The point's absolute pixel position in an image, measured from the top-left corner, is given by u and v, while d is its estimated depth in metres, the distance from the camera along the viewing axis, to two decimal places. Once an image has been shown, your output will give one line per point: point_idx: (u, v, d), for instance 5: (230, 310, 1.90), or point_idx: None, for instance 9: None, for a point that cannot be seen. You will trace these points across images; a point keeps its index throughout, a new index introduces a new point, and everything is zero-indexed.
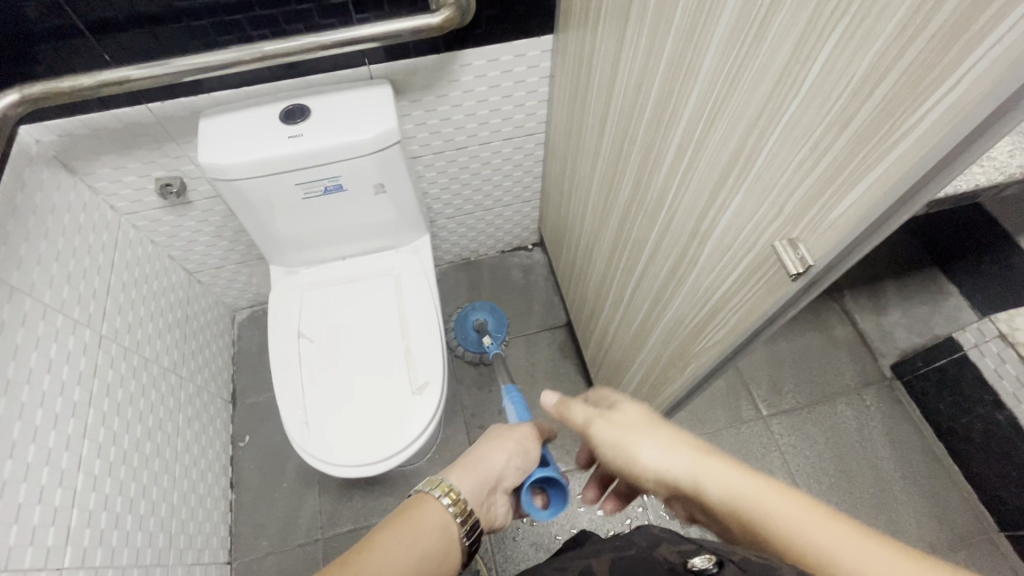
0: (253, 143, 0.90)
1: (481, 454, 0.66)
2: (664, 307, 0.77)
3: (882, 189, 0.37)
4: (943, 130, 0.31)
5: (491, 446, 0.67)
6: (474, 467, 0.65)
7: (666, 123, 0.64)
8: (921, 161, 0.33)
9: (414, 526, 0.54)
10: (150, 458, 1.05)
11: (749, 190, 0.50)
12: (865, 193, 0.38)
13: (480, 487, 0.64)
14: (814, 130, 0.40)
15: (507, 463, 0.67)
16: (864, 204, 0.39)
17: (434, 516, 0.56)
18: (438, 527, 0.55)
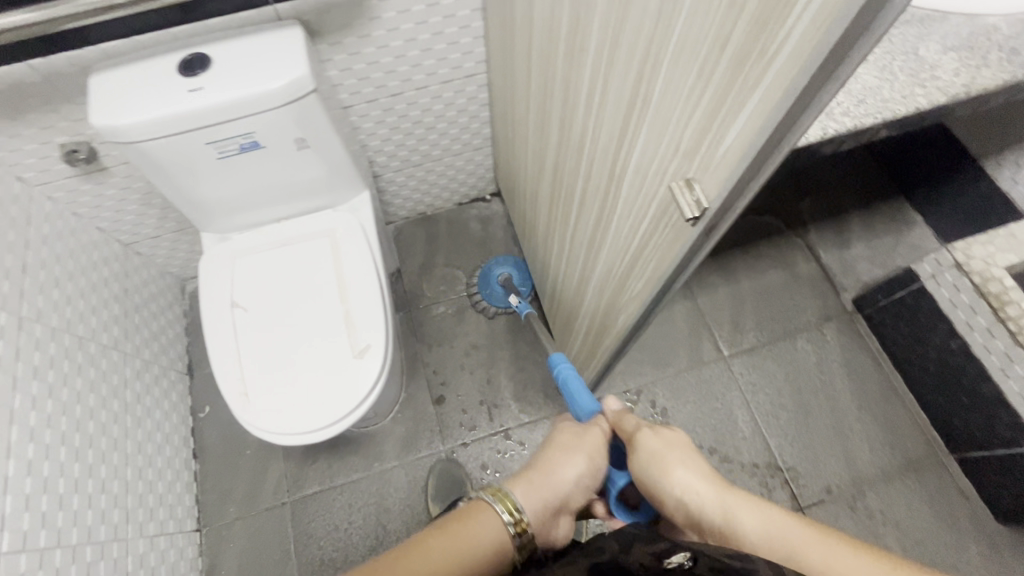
0: (147, 99, 0.82)
1: (547, 469, 0.63)
2: (596, 258, 0.73)
3: (758, 120, 0.32)
4: (810, 44, 0.27)
5: (559, 462, 0.64)
6: (545, 482, 0.62)
7: (577, 54, 0.58)
8: (792, 82, 0.29)
9: (455, 538, 0.52)
10: (96, 437, 1.03)
11: (651, 125, 0.45)
12: (747, 122, 0.33)
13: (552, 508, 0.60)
14: (700, 51, 0.35)
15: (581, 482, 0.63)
16: (743, 139, 0.34)
17: (483, 534, 0.53)
18: (483, 549, 0.52)
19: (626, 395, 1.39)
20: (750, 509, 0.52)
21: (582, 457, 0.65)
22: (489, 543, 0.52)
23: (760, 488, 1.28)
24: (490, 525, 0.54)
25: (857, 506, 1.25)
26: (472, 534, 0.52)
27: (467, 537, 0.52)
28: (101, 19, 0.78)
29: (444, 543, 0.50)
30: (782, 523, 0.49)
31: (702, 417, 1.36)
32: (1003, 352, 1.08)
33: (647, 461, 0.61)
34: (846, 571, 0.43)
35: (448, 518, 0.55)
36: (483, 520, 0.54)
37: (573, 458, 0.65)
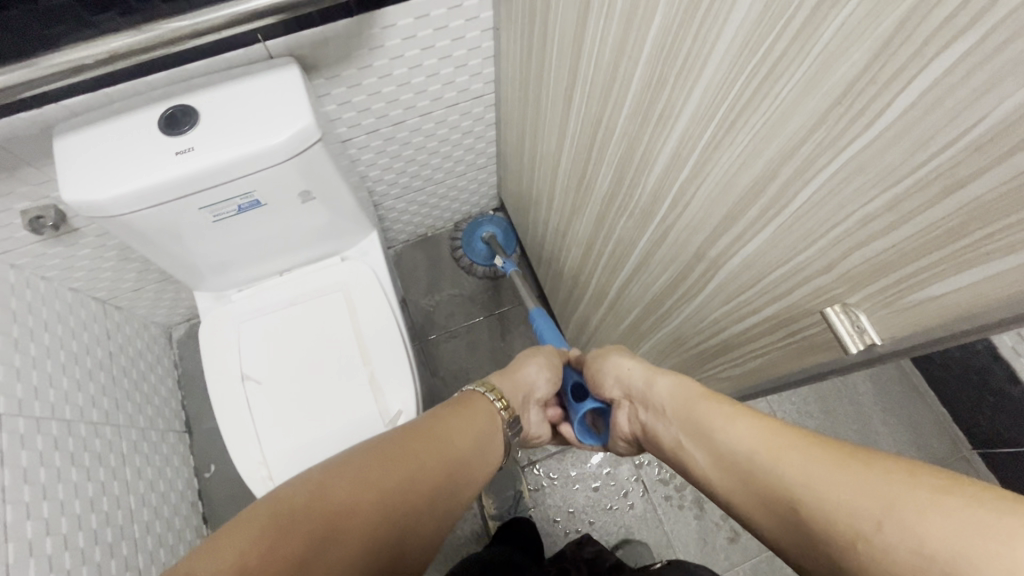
0: (130, 167, 0.71)
1: (517, 365, 0.74)
2: (661, 319, 0.67)
3: (1004, 281, 0.27)
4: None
5: (526, 360, 0.74)
6: (515, 376, 0.72)
7: (654, 121, 0.50)
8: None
9: (469, 414, 0.64)
10: (101, 529, 0.94)
11: (784, 229, 0.39)
12: (999, 274, 0.28)
13: (516, 396, 0.70)
14: (896, 183, 0.29)
15: (542, 379, 0.73)
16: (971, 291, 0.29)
17: (488, 412, 0.66)
18: (490, 423, 0.65)
19: None
20: (664, 374, 0.62)
21: (547, 362, 0.74)
22: (493, 419, 0.65)
23: None
24: (491, 405, 0.67)
25: None
26: (480, 412, 0.65)
27: (477, 413, 0.64)
28: (64, 82, 0.66)
29: (461, 420, 0.62)
30: (688, 382, 0.59)
31: None
32: None
33: (594, 360, 0.71)
34: (721, 413, 0.52)
35: (455, 399, 0.66)
36: (485, 401, 0.67)
37: (539, 359, 0.74)
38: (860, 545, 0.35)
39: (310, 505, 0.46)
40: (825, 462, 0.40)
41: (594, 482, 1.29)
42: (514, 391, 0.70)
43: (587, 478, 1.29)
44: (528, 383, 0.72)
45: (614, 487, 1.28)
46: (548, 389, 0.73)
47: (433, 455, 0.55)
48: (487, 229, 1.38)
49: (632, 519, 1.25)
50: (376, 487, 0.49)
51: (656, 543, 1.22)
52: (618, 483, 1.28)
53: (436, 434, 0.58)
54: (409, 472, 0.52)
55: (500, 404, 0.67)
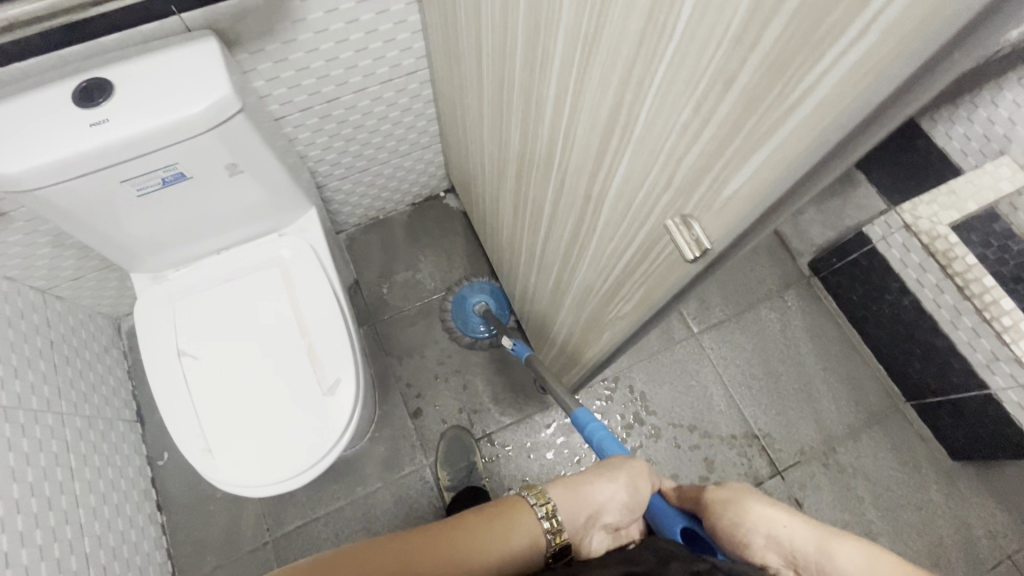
0: (44, 140, 0.71)
1: (586, 478, 0.60)
2: (573, 271, 0.70)
3: (773, 169, 0.30)
4: (847, 96, 0.24)
5: (599, 475, 0.60)
6: (582, 494, 0.58)
7: (538, 68, 0.53)
8: (821, 135, 0.26)
9: (500, 531, 0.53)
10: (42, 515, 0.93)
11: (635, 152, 0.41)
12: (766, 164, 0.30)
13: (580, 520, 0.57)
14: (695, 87, 0.32)
15: (615, 500, 0.58)
16: (758, 184, 0.31)
17: (526, 532, 0.54)
18: (524, 547, 0.53)
19: (605, 383, 1.39)
20: (841, 538, 0.46)
21: (625, 483, 0.59)
22: (532, 541, 0.54)
23: (740, 459, 1.32)
24: (533, 524, 0.55)
25: (829, 462, 1.32)
26: (518, 530, 0.54)
27: (511, 530, 0.54)
28: None
29: (486, 536, 0.52)
30: (882, 554, 0.44)
31: (679, 396, 1.38)
32: (951, 305, 1.14)
33: (723, 508, 0.53)
34: None
35: (497, 506, 0.56)
36: (527, 516, 0.55)
37: (617, 474, 0.60)
38: None
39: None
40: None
41: (548, 451, 1.32)
42: (576, 511, 0.57)
43: (541, 448, 1.32)
44: (599, 502, 0.58)
45: (568, 454, 1.31)
46: (621, 517, 0.58)
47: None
48: (476, 300, 1.37)
49: None
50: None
51: None
52: (571, 450, 1.31)
53: (449, 558, 0.49)
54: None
55: (546, 525, 0.55)
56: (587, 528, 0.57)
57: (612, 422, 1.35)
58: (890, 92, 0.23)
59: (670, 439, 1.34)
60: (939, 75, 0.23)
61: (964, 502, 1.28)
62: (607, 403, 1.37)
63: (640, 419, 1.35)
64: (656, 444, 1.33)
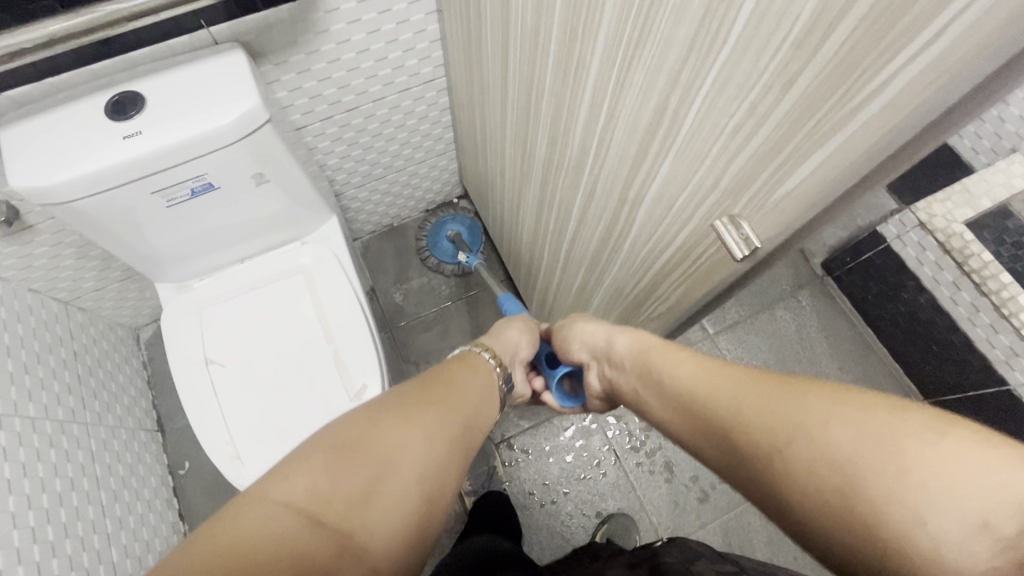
0: (79, 152, 0.72)
1: (501, 328, 0.77)
2: (601, 273, 0.71)
3: (835, 166, 0.31)
4: (918, 97, 0.25)
5: (509, 325, 0.77)
6: (502, 338, 0.75)
7: (572, 76, 0.54)
8: (889, 131, 0.27)
9: (467, 370, 0.63)
10: (71, 524, 0.94)
11: (678, 156, 0.42)
12: (827, 162, 0.31)
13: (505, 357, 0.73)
14: (750, 91, 0.33)
15: (523, 339, 0.77)
16: (818, 180, 0.32)
17: (485, 370, 0.66)
18: (487, 382, 0.65)
19: None
20: (624, 331, 0.66)
21: (525, 326, 0.78)
22: (489, 375, 0.66)
23: None
24: (487, 364, 0.67)
25: None
26: (480, 371, 0.65)
27: (477, 370, 0.64)
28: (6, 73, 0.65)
29: (463, 372, 0.62)
30: (649, 337, 0.62)
31: None
32: (968, 302, 1.15)
33: (563, 329, 0.75)
34: (818, 419, 0.39)
35: (454, 360, 0.65)
36: (481, 359, 0.67)
37: (525, 328, 0.79)
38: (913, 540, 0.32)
39: (351, 453, 0.44)
40: (756, 401, 0.44)
41: (567, 454, 1.32)
42: (502, 349, 0.73)
43: (560, 451, 1.32)
44: (515, 344, 0.76)
45: (588, 457, 1.31)
46: (527, 349, 0.77)
47: (452, 413, 0.54)
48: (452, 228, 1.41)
49: (605, 487, 1.28)
50: (409, 442, 0.47)
51: (630, 507, 1.26)
52: (591, 453, 1.31)
53: (450, 392, 0.57)
54: (434, 426, 0.50)
55: (493, 361, 0.69)
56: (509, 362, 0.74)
57: (630, 424, 1.33)
58: (968, 85, 0.24)
59: None
60: (1011, 71, 0.24)
61: None
62: None
63: None
64: None
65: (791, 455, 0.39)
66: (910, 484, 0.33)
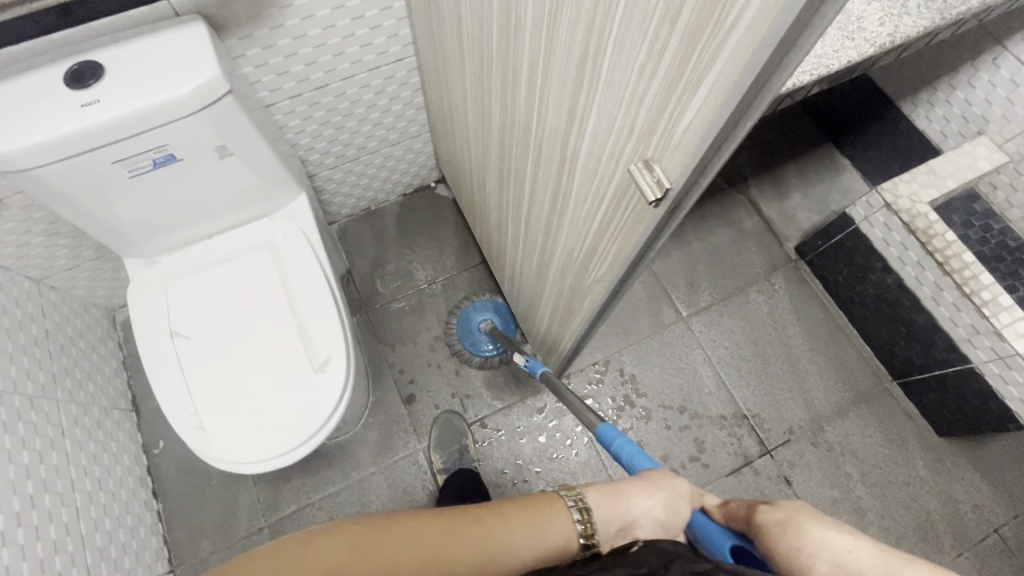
0: (34, 120, 0.72)
1: (625, 486, 0.59)
2: (555, 241, 0.72)
3: (716, 100, 0.31)
4: (767, 21, 0.26)
5: (639, 486, 0.59)
6: (623, 508, 0.56)
7: (513, 37, 0.55)
8: (751, 61, 0.28)
9: (532, 528, 0.50)
10: (38, 496, 0.95)
11: (600, 106, 0.43)
12: (709, 95, 0.32)
13: (617, 530, 0.55)
14: (647, 26, 0.33)
15: (659, 511, 0.57)
16: (704, 118, 0.33)
17: (556, 533, 0.51)
18: (555, 548, 0.50)
19: (595, 367, 1.41)
20: (910, 564, 0.44)
21: (670, 495, 0.58)
22: (565, 543, 0.51)
23: (730, 439, 1.34)
24: (568, 527, 0.52)
25: (817, 441, 1.34)
26: (548, 539, 0.50)
27: (541, 532, 0.50)
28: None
29: (524, 529, 0.50)
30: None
31: (669, 378, 1.40)
32: (932, 282, 1.16)
33: (779, 532, 0.49)
34: None
35: (524, 506, 0.52)
36: (560, 518, 0.52)
37: (654, 489, 0.58)
38: None
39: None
40: None
41: (541, 435, 1.33)
42: (611, 519, 0.55)
43: (533, 431, 1.33)
44: (635, 514, 0.57)
45: (560, 437, 1.33)
46: (660, 528, 0.56)
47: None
48: (482, 319, 1.37)
49: (578, 465, 1.30)
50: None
51: None
52: (563, 433, 1.33)
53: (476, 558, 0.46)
54: None
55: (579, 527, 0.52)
56: (619, 537, 0.55)
57: (602, 405, 1.37)
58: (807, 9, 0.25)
59: (660, 421, 1.36)
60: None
61: (951, 477, 1.30)
62: (598, 386, 1.39)
63: (631, 401, 1.37)
64: (647, 426, 1.35)
65: None
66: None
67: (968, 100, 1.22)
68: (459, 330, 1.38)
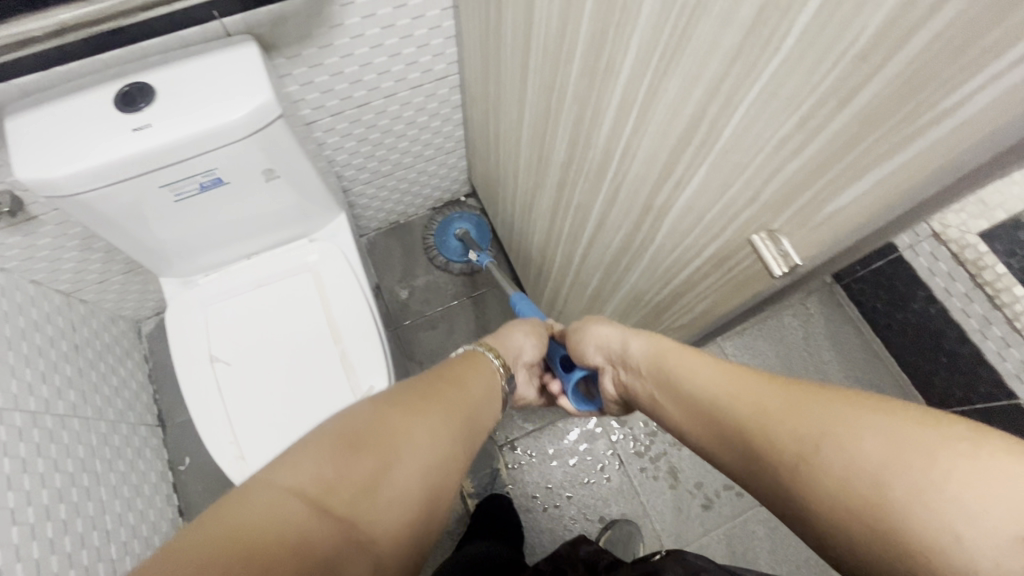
0: (83, 144, 0.70)
1: (505, 331, 0.72)
2: (619, 280, 0.70)
3: (900, 183, 0.31)
4: (996, 115, 0.25)
5: (514, 327, 0.73)
6: (509, 344, 0.70)
7: (598, 83, 0.52)
8: (962, 146, 0.27)
9: (475, 366, 0.61)
10: (70, 521, 0.93)
11: (713, 169, 0.41)
12: (890, 176, 0.31)
13: (510, 361, 0.70)
14: (802, 104, 0.31)
15: (528, 343, 0.72)
16: (884, 192, 0.32)
17: (489, 369, 0.63)
18: (493, 379, 0.62)
19: None
20: (640, 337, 0.62)
21: (532, 329, 0.74)
22: (493, 375, 0.63)
23: None
24: (493, 366, 0.64)
25: None
26: (484, 370, 0.62)
27: (482, 368, 0.62)
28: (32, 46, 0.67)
29: (469, 367, 0.60)
30: (662, 340, 0.60)
31: None
32: (981, 314, 1.13)
33: (575, 333, 0.71)
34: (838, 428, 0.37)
35: (457, 362, 0.61)
36: (485, 360, 0.63)
37: (527, 329, 0.74)
38: (880, 510, 0.32)
39: (351, 445, 0.42)
40: (775, 401, 0.42)
41: (571, 458, 1.31)
42: (506, 354, 0.69)
43: (564, 454, 1.31)
44: (519, 349, 0.71)
45: (591, 461, 1.30)
46: (534, 354, 0.72)
47: (455, 411, 0.52)
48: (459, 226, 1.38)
49: (609, 490, 1.27)
50: (414, 438, 0.45)
51: (633, 512, 1.25)
52: (595, 457, 1.30)
53: (453, 386, 0.55)
54: (440, 421, 0.49)
55: (498, 363, 0.65)
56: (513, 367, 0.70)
57: (634, 429, 1.33)
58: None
59: None
60: None
61: None
62: None
63: None
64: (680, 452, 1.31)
65: (808, 472, 0.37)
66: (939, 489, 0.31)
67: None
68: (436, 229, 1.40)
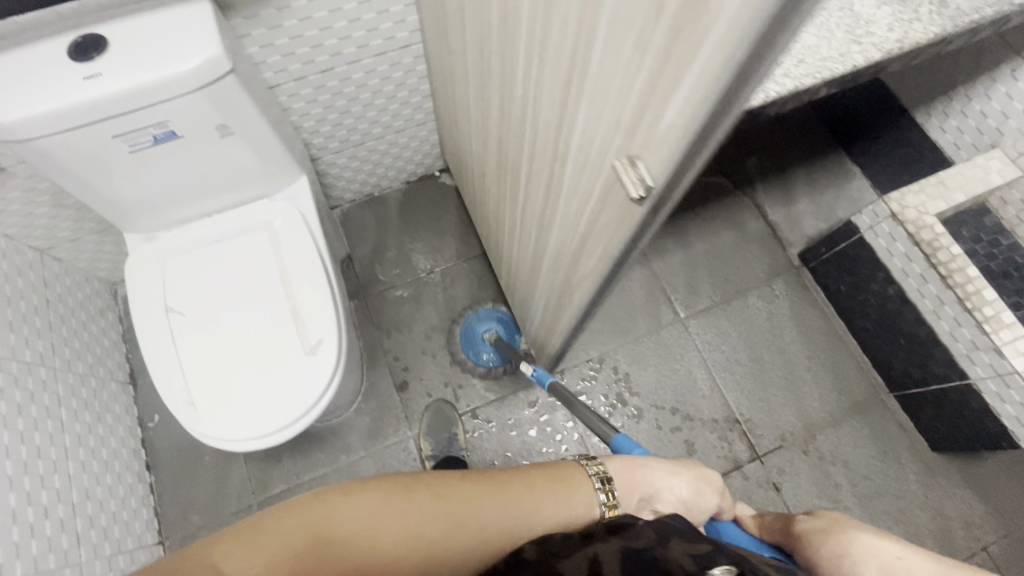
0: (36, 91, 0.73)
1: (649, 464, 0.63)
2: (546, 235, 0.72)
3: (692, 105, 0.31)
4: (743, 23, 0.25)
5: (662, 465, 0.63)
6: (642, 481, 0.61)
7: (510, 30, 0.54)
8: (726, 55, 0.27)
9: (560, 497, 0.56)
10: (32, 463, 0.96)
11: (590, 101, 0.43)
12: (688, 98, 0.31)
13: (633, 501, 0.59)
14: (634, 21, 0.33)
15: (678, 491, 0.61)
16: (684, 115, 0.32)
17: (580, 506, 0.56)
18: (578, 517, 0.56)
19: (590, 363, 1.41)
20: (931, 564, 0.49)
21: (695, 479, 0.62)
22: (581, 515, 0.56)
23: (719, 443, 1.34)
24: (591, 501, 0.57)
25: (809, 449, 1.33)
26: (572, 504, 0.56)
27: (566, 502, 0.56)
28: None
29: (551, 496, 0.56)
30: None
31: (663, 378, 1.39)
32: (934, 295, 1.15)
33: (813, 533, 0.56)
34: None
35: (550, 477, 0.57)
36: (581, 493, 0.57)
37: (684, 471, 0.63)
38: None
39: (330, 547, 0.47)
40: None
41: (531, 428, 1.33)
42: (630, 489, 0.60)
43: (524, 424, 1.33)
44: (656, 488, 0.61)
45: (551, 432, 1.33)
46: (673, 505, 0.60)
47: (475, 550, 0.51)
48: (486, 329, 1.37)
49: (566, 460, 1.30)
50: (400, 558, 0.49)
51: None
52: (554, 428, 1.33)
53: (500, 517, 0.53)
54: (443, 552, 0.50)
55: (604, 499, 0.57)
56: (638, 508, 0.59)
57: (595, 402, 1.37)
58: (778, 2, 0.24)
59: (652, 421, 1.36)
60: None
61: (943, 492, 1.29)
62: (591, 382, 1.39)
63: (623, 399, 1.37)
64: (637, 425, 1.35)
65: None
66: None
67: (984, 111, 1.20)
68: (465, 340, 1.39)
